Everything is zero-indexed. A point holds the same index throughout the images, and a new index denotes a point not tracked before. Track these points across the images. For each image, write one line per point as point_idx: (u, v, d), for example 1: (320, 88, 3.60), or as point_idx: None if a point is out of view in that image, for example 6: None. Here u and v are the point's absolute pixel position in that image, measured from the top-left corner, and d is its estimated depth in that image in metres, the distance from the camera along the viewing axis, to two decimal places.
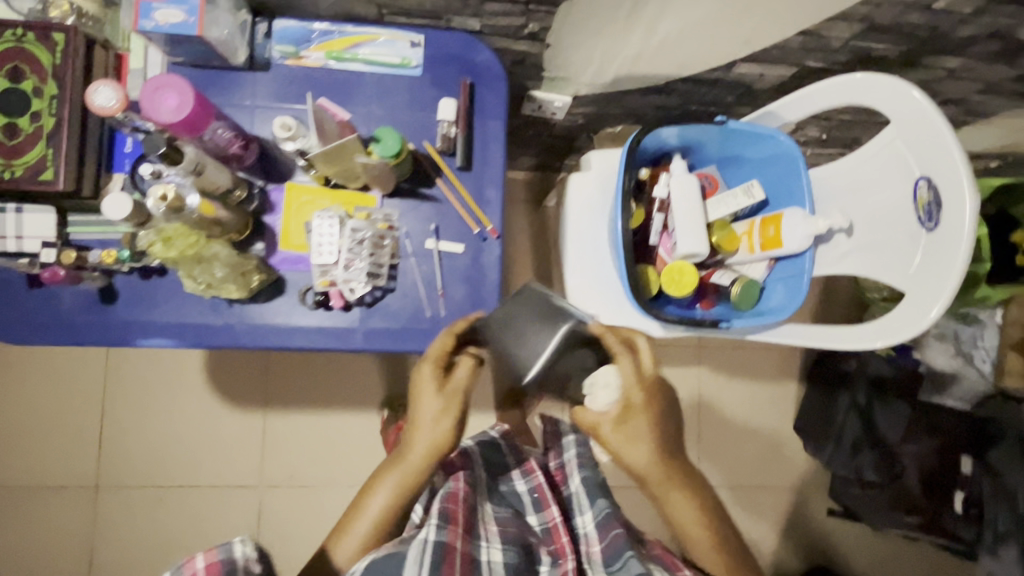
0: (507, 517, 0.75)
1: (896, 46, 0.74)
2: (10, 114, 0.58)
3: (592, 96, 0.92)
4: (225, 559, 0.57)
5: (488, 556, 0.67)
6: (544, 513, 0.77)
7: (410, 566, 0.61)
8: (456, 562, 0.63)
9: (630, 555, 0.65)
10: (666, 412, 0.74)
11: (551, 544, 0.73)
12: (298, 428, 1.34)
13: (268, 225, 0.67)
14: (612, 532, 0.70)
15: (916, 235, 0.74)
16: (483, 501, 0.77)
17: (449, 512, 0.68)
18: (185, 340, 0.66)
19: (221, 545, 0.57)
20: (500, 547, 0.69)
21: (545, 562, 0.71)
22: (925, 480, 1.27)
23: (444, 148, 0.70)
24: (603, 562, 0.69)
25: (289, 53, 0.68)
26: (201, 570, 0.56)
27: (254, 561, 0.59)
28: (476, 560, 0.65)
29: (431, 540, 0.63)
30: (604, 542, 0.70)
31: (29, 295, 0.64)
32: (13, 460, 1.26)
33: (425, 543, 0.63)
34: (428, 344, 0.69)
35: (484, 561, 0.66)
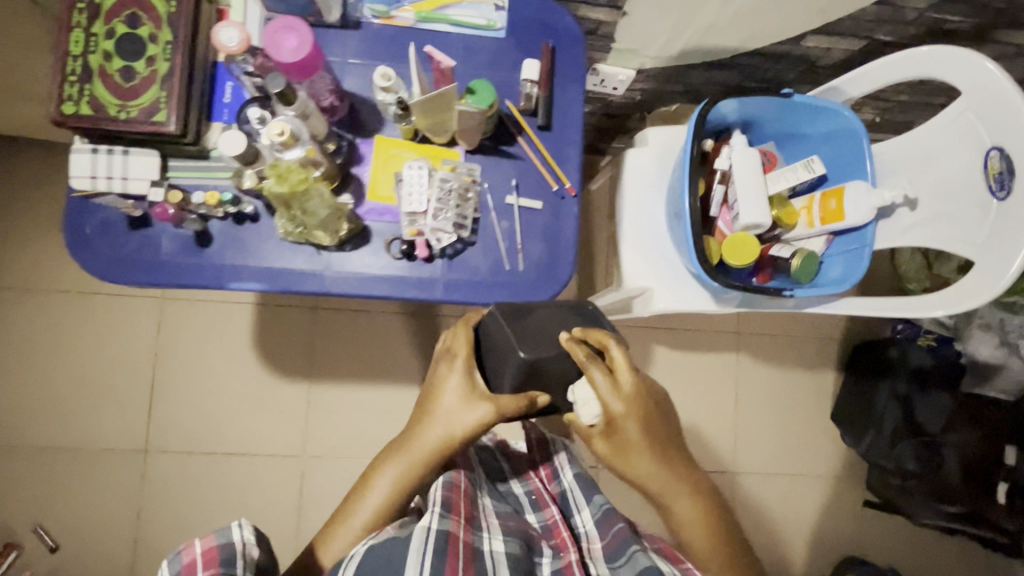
0: (508, 512, 0.74)
1: (970, 16, 0.77)
2: (127, 58, 0.61)
3: (654, 71, 0.93)
4: (223, 543, 0.54)
5: (491, 546, 0.63)
6: (544, 512, 0.78)
7: (412, 557, 0.56)
8: (459, 552, 0.59)
9: (637, 549, 0.63)
10: (657, 419, 0.65)
11: (553, 539, 0.72)
12: (340, 400, 1.35)
13: (356, 176, 0.70)
14: (615, 527, 0.69)
15: (986, 205, 0.75)
16: (483, 497, 0.75)
17: (452, 502, 0.64)
18: (274, 285, 0.68)
19: (218, 530, 0.55)
20: (502, 538, 0.65)
21: (546, 553, 0.69)
22: (965, 469, 1.27)
23: (526, 108, 0.72)
24: (605, 556, 0.67)
25: (379, 12, 0.71)
26: (199, 557, 0.53)
27: (253, 545, 0.56)
28: (479, 550, 0.61)
29: (434, 528, 0.59)
30: (607, 538, 0.69)
31: (130, 235, 0.67)
32: (64, 424, 1.29)
33: (428, 530, 0.59)
34: (507, 297, 0.71)
35: (488, 552, 0.62)
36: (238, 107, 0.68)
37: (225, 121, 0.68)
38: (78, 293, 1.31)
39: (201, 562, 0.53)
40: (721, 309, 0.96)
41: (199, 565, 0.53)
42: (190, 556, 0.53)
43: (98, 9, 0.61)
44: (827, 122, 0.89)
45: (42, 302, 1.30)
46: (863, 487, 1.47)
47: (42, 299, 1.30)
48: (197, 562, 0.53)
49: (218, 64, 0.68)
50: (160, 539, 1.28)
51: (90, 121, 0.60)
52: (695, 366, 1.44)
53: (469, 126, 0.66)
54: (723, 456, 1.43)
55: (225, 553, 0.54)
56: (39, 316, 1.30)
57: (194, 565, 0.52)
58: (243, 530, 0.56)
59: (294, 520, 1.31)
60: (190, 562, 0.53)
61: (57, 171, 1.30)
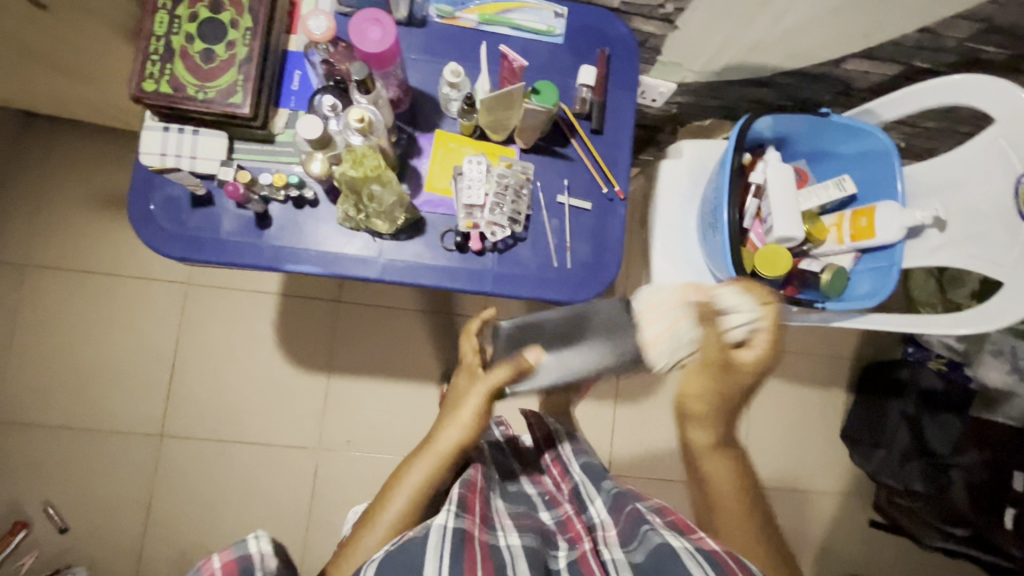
0: (521, 511, 0.74)
1: (1005, 48, 0.81)
2: (207, 42, 0.63)
3: (694, 86, 0.96)
4: (241, 556, 0.53)
5: (508, 541, 0.63)
6: (557, 510, 0.76)
7: (430, 552, 0.57)
8: (476, 546, 0.59)
9: (647, 528, 0.63)
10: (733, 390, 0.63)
11: (567, 532, 0.70)
12: (359, 394, 1.35)
13: (415, 167, 0.72)
14: (626, 509, 0.69)
15: (1016, 229, 0.78)
16: (497, 500, 0.76)
17: (467, 500, 0.67)
18: (330, 270, 0.70)
19: (236, 542, 0.53)
20: (518, 534, 0.66)
21: (562, 547, 0.67)
22: (973, 494, 1.24)
23: (580, 111, 0.75)
24: (620, 542, 0.65)
25: (444, 12, 0.73)
26: (218, 570, 0.52)
27: (271, 555, 0.54)
28: (495, 545, 0.62)
29: (450, 526, 0.60)
30: (619, 523, 0.68)
31: (192, 214, 0.69)
32: (82, 404, 1.29)
33: (444, 529, 0.60)
34: (553, 293, 0.73)
35: (505, 546, 0.62)
36: (305, 95, 0.70)
37: (291, 108, 0.70)
38: (104, 274, 1.31)
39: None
40: None
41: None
42: (209, 570, 0.52)
43: None
44: (861, 142, 0.91)
45: (68, 282, 1.30)
46: (871, 507, 1.48)
47: (69, 279, 1.30)
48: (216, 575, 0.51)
49: (289, 52, 0.70)
50: (171, 525, 1.27)
51: (168, 99, 0.62)
52: None
53: (532, 123, 0.68)
54: None
55: (243, 564, 0.52)
56: (64, 295, 1.30)
57: None
58: (260, 542, 0.54)
59: (306, 513, 1.30)
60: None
61: (93, 154, 1.32)
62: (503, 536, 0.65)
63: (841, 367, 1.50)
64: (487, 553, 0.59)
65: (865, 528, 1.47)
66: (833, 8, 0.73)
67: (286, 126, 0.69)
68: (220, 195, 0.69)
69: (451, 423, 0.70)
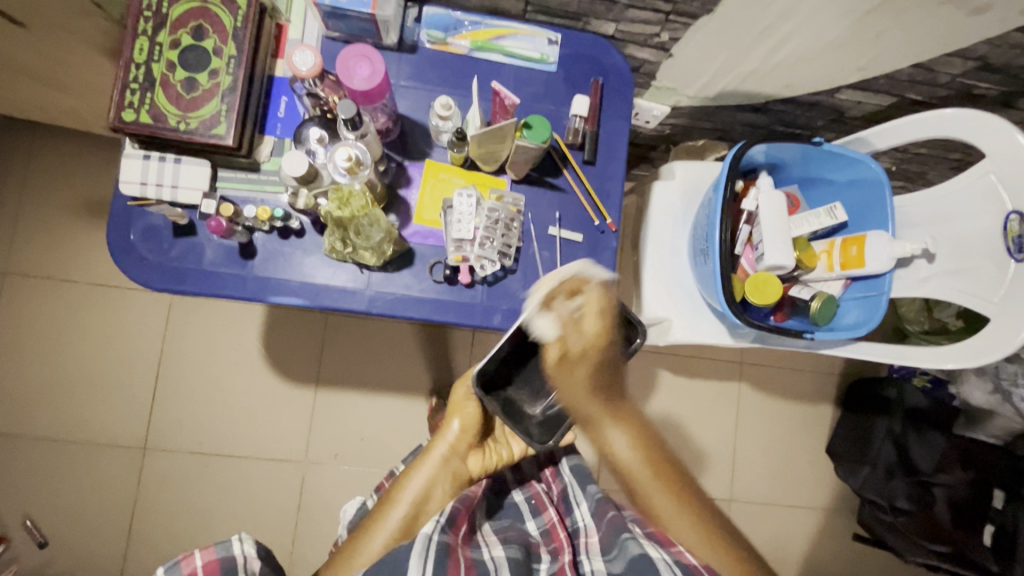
0: (505, 525, 0.73)
1: (999, 84, 0.81)
2: (190, 70, 0.61)
3: (687, 110, 0.96)
4: (225, 557, 0.54)
5: (491, 554, 0.64)
6: (542, 517, 0.74)
7: (414, 559, 0.57)
8: (461, 560, 0.60)
9: (627, 536, 0.62)
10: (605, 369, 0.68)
11: (551, 543, 0.69)
12: (345, 407, 1.33)
13: (404, 198, 0.71)
14: (607, 515, 0.68)
15: (1004, 265, 0.77)
16: (483, 521, 0.74)
17: (455, 517, 0.67)
18: (315, 301, 0.68)
19: (219, 542, 0.54)
20: (501, 546, 0.66)
21: (544, 560, 0.66)
22: (956, 511, 1.25)
23: (573, 142, 0.74)
24: (601, 549, 0.65)
25: (436, 38, 0.72)
26: (199, 568, 0.53)
27: (254, 557, 0.56)
28: (479, 560, 0.62)
29: (436, 536, 0.60)
30: (601, 529, 0.67)
31: (174, 243, 0.67)
32: (63, 416, 1.26)
33: (430, 538, 0.60)
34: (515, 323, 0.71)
35: (488, 558, 0.63)
36: (292, 123, 0.68)
37: (277, 135, 0.68)
38: (85, 284, 1.28)
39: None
40: (736, 343, 0.96)
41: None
42: (190, 567, 0.53)
43: (165, 19, 0.61)
44: (853, 170, 0.91)
45: (47, 292, 1.27)
46: (854, 521, 1.49)
47: (48, 289, 1.27)
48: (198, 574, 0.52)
49: (275, 78, 0.69)
50: (153, 539, 1.26)
51: (148, 129, 0.60)
52: (698, 393, 1.46)
53: (523, 157, 0.68)
54: (721, 483, 1.45)
55: (226, 564, 0.53)
56: (44, 303, 1.27)
57: None
58: (243, 544, 0.56)
59: (291, 528, 1.29)
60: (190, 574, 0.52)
61: (75, 160, 1.28)
62: (486, 549, 0.65)
63: (828, 382, 1.51)
64: (470, 567, 0.60)
65: (847, 541, 1.49)
66: (830, 42, 0.73)
67: (272, 154, 0.68)
68: (202, 225, 0.67)
69: (450, 432, 0.75)
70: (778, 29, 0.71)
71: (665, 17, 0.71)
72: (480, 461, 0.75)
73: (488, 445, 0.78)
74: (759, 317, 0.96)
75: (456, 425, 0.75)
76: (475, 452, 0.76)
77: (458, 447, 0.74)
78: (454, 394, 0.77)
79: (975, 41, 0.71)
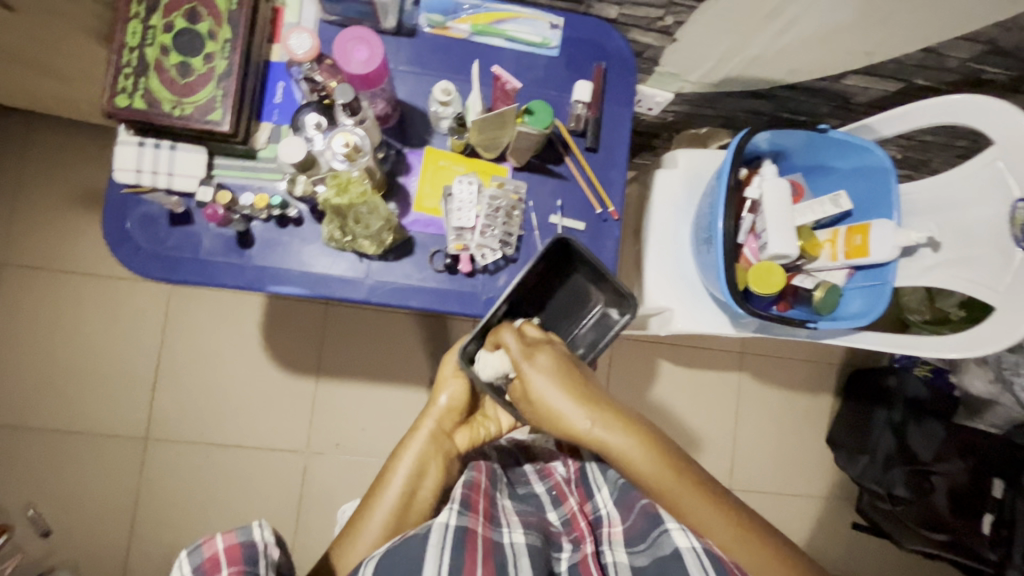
0: (528, 510, 0.71)
1: (1008, 69, 0.80)
2: (184, 55, 0.60)
3: (690, 96, 0.94)
4: (245, 541, 0.53)
5: (512, 538, 0.62)
6: (563, 506, 0.72)
7: (431, 549, 0.57)
8: (478, 544, 0.59)
9: (658, 531, 0.60)
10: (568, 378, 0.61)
11: (572, 532, 0.67)
12: (346, 397, 1.33)
13: (403, 186, 0.70)
14: (637, 506, 0.65)
15: (1011, 254, 0.77)
16: (502, 498, 0.71)
17: (470, 499, 0.64)
18: (314, 290, 0.67)
19: (240, 527, 0.54)
20: (522, 531, 0.63)
21: (565, 548, 0.65)
22: (954, 501, 1.24)
23: (575, 128, 0.73)
24: (625, 541, 0.64)
25: (435, 22, 0.70)
26: (221, 551, 0.52)
27: (273, 545, 0.55)
28: (498, 543, 0.60)
29: (452, 524, 0.59)
30: (628, 520, 0.65)
31: (170, 232, 0.66)
32: (63, 407, 1.26)
33: (447, 527, 0.59)
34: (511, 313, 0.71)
35: (507, 543, 0.61)
36: (289, 109, 0.67)
37: (274, 121, 0.67)
38: (84, 275, 1.28)
39: (223, 560, 0.52)
40: (738, 333, 0.96)
41: (222, 561, 0.52)
42: (212, 551, 0.53)
43: (158, 1, 0.60)
44: (859, 158, 0.90)
45: (46, 282, 1.27)
46: (853, 510, 1.50)
47: (47, 279, 1.27)
48: (219, 558, 0.52)
49: (272, 63, 0.67)
50: (156, 529, 1.26)
51: (143, 115, 0.59)
52: (699, 383, 1.46)
53: (525, 143, 0.66)
54: (722, 473, 1.45)
55: (247, 550, 0.53)
56: (42, 294, 1.26)
57: (216, 561, 0.52)
58: (264, 530, 0.55)
59: (293, 518, 1.29)
60: (212, 557, 0.52)
61: (71, 150, 1.27)
62: (507, 532, 0.63)
63: (829, 372, 1.51)
64: (488, 555, 0.58)
65: (847, 529, 1.50)
66: (837, 26, 0.72)
67: (269, 141, 0.67)
68: (199, 213, 0.66)
69: (437, 407, 0.75)
70: (784, 11, 0.69)
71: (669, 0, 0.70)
72: (468, 436, 0.76)
73: (475, 419, 0.78)
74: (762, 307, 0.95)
75: (443, 400, 0.75)
76: (462, 427, 0.77)
77: (445, 425, 0.75)
78: (441, 369, 0.77)
79: (985, 25, 0.70)
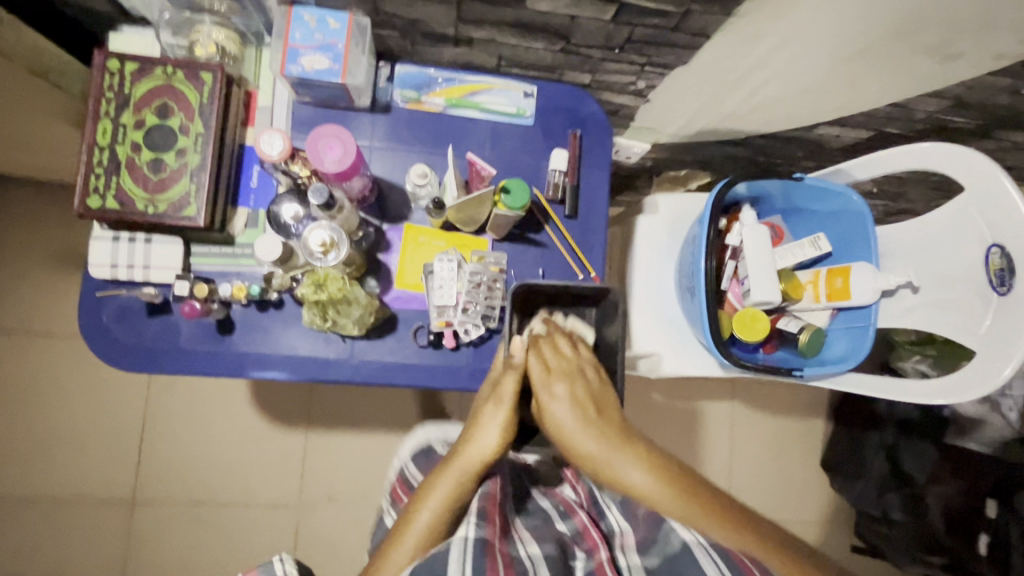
0: (538, 522, 0.66)
1: (975, 119, 0.81)
2: (157, 151, 0.60)
3: (667, 146, 0.95)
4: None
5: (528, 550, 0.59)
6: (573, 519, 0.66)
7: (452, 563, 0.55)
8: (497, 557, 0.56)
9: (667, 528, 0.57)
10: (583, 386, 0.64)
11: (585, 541, 0.62)
12: (338, 449, 1.31)
13: (383, 263, 0.70)
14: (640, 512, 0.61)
15: (987, 297, 0.77)
16: (513, 513, 0.67)
17: (487, 511, 0.61)
18: (298, 373, 0.67)
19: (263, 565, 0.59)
20: (538, 543, 0.61)
21: (579, 557, 0.61)
22: (949, 520, 1.21)
23: (554, 197, 0.73)
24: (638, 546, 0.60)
25: (410, 97, 0.71)
26: None
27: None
28: (516, 557, 0.57)
29: (471, 537, 0.57)
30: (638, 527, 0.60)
31: (148, 322, 0.65)
32: (49, 473, 1.24)
33: (466, 540, 0.57)
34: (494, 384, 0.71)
35: (524, 556, 0.58)
36: (265, 193, 0.67)
37: (251, 206, 0.67)
38: (64, 337, 1.25)
39: None
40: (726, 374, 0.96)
41: None
42: None
43: (128, 98, 0.59)
44: (836, 202, 0.91)
45: (24, 346, 1.24)
46: (851, 533, 1.50)
47: (25, 343, 1.24)
48: None
49: (247, 147, 0.67)
50: None
51: (116, 215, 0.59)
52: (692, 413, 1.46)
53: (503, 220, 0.67)
54: None
55: None
56: (23, 359, 1.24)
57: None
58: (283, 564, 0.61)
59: None
60: None
61: (45, 212, 1.25)
62: (521, 544, 0.60)
63: (820, 396, 1.52)
64: (507, 566, 0.55)
65: (846, 552, 1.50)
66: (807, 87, 0.73)
67: (246, 226, 0.66)
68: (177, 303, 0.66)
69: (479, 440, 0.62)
70: (753, 76, 0.70)
71: (640, 68, 0.71)
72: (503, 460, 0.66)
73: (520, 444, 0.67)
74: (746, 351, 0.96)
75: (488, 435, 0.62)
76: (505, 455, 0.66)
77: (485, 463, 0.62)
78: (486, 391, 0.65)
79: (947, 85, 0.71)
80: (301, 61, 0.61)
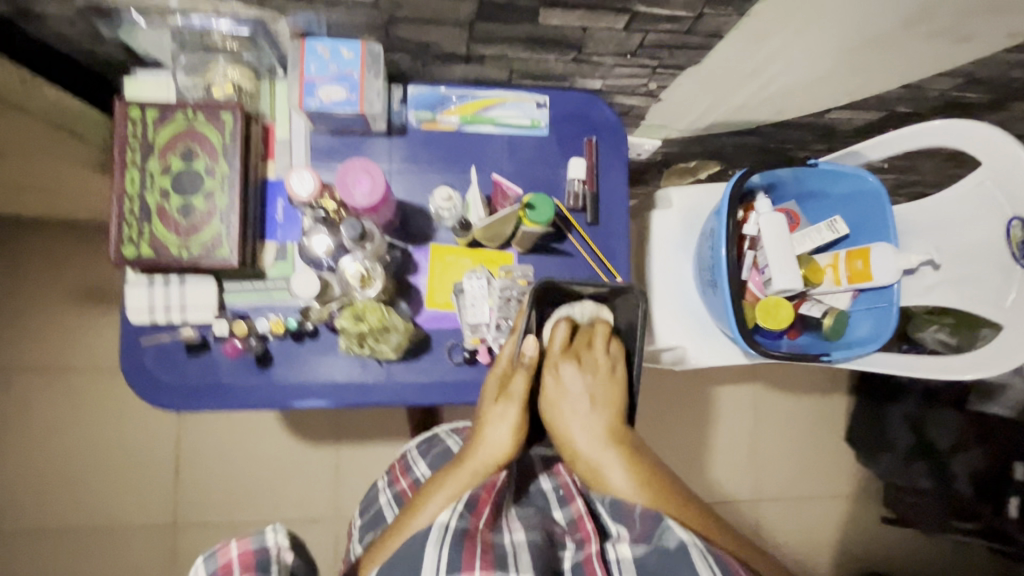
0: (531, 511, 0.63)
1: (989, 94, 0.81)
2: (184, 195, 0.60)
3: (678, 140, 0.95)
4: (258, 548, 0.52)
5: (513, 537, 0.55)
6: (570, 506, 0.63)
7: (428, 549, 0.52)
8: (477, 545, 0.53)
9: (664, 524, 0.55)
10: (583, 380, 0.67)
11: (577, 532, 0.59)
12: (369, 461, 1.33)
13: (412, 285, 0.70)
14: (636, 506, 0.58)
15: (1012, 270, 0.78)
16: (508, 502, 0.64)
17: (476, 497, 0.58)
18: (338, 399, 0.68)
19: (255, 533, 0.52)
20: (525, 529, 0.57)
21: (568, 548, 0.58)
22: (977, 484, 1.22)
23: (574, 206, 0.74)
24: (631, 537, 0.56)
25: (425, 118, 0.71)
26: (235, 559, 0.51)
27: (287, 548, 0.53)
28: (499, 544, 0.54)
29: (452, 524, 0.54)
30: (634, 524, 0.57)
31: (188, 361, 0.66)
32: (89, 504, 1.26)
33: (445, 526, 0.54)
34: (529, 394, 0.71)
35: (508, 542, 0.54)
36: (292, 226, 0.68)
37: (279, 240, 0.67)
38: (92, 371, 1.27)
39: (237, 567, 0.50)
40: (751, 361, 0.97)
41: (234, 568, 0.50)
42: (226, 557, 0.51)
43: (152, 144, 0.60)
44: (852, 183, 0.91)
45: (54, 383, 1.26)
46: (880, 505, 1.51)
47: (55, 380, 1.26)
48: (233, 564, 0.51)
49: (269, 181, 0.68)
50: None
51: (151, 261, 0.60)
52: (715, 398, 1.47)
53: (529, 234, 0.67)
54: (746, 483, 1.47)
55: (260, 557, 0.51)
56: (55, 396, 1.26)
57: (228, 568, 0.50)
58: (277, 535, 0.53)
59: None
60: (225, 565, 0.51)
61: (63, 250, 1.26)
62: (508, 532, 0.56)
63: (841, 372, 1.53)
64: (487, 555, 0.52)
65: (875, 524, 1.51)
66: (820, 77, 0.73)
67: (276, 260, 0.67)
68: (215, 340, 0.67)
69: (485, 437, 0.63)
70: (766, 70, 0.70)
71: (652, 70, 0.71)
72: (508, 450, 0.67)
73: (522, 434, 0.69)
74: (771, 338, 0.96)
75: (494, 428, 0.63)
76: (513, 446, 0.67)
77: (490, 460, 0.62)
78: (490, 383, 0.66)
79: (960, 64, 0.71)
80: (318, 93, 0.61)
